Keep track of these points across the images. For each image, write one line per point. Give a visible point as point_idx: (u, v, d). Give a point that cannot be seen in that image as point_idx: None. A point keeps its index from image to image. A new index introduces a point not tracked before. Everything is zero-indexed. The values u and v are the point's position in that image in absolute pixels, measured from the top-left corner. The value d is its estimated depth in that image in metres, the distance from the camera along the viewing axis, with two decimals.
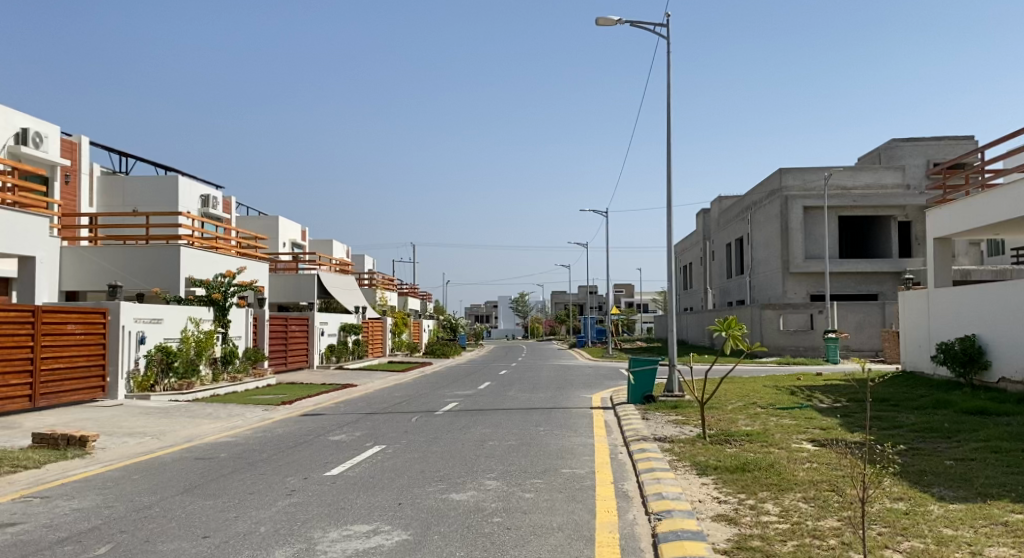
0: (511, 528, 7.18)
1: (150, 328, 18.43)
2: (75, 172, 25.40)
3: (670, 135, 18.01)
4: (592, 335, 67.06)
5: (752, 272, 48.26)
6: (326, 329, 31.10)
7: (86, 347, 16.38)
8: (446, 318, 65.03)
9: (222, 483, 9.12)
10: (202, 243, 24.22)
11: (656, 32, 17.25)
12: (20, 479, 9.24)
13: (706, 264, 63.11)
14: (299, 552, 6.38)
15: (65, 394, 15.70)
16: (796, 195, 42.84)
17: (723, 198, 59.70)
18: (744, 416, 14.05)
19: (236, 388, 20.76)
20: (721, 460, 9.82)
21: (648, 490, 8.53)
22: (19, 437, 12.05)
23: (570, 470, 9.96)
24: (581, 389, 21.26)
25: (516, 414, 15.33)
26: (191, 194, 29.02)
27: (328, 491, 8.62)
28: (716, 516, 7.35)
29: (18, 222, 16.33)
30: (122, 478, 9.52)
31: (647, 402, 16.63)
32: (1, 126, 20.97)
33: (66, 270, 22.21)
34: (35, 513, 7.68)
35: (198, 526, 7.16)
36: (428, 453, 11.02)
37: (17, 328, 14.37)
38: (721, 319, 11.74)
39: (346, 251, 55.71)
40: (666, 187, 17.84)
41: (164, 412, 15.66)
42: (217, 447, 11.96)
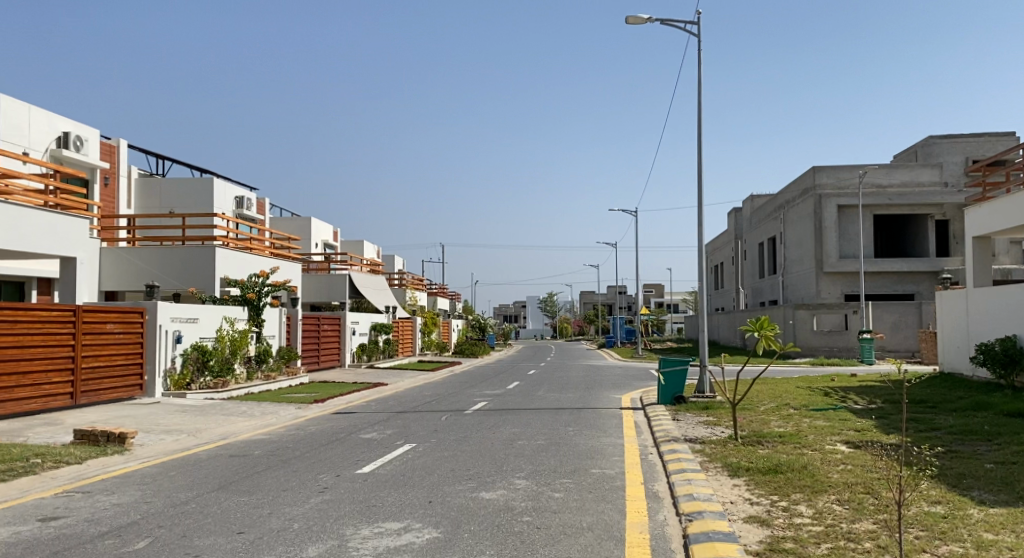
0: (541, 527, 7.24)
1: (186, 328, 18.78)
2: (113, 174, 25.95)
3: (701, 134, 17.96)
4: (622, 335, 66.81)
5: (785, 272, 47.75)
6: (358, 329, 31.39)
7: (125, 346, 16.75)
8: (475, 319, 65.26)
9: (257, 479, 9.31)
10: (237, 244, 24.61)
11: (687, 30, 17.27)
12: (62, 474, 9.50)
13: (738, 264, 62.58)
14: (331, 549, 6.48)
15: (104, 392, 16.05)
16: (830, 193, 42.33)
17: (756, 197, 59.20)
18: (777, 418, 13.94)
19: (270, 386, 21.08)
20: (753, 462, 9.78)
21: (679, 491, 8.55)
22: (60, 434, 12.38)
23: (599, 470, 10.00)
24: (610, 390, 21.23)
25: (545, 414, 15.39)
26: (225, 195, 29.48)
27: (360, 488, 8.75)
28: (749, 518, 7.34)
29: (59, 224, 16.72)
30: (160, 474, 9.75)
31: (677, 402, 16.59)
32: (44, 130, 21.50)
33: (105, 271, 22.73)
34: (77, 508, 7.90)
35: (233, 522, 7.32)
36: (458, 451, 11.12)
37: (59, 326, 14.75)
38: (753, 319, 11.64)
39: (376, 251, 56.18)
40: (696, 185, 17.80)
41: (199, 410, 15.94)
42: (251, 445, 12.18)
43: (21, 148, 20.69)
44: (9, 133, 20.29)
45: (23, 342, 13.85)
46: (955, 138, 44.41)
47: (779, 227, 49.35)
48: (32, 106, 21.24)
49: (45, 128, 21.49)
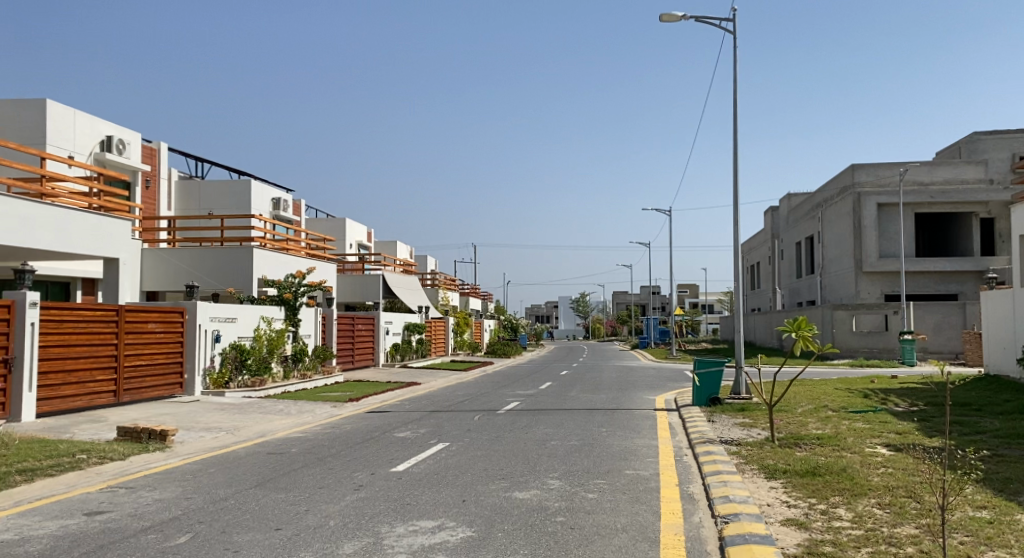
0: (575, 528, 7.25)
1: (225, 327, 19.12)
2: (154, 177, 26.51)
3: (736, 133, 17.85)
4: (655, 335, 66.47)
5: (823, 272, 47.09)
6: (392, 329, 31.60)
7: (165, 345, 17.09)
8: (507, 319, 65.39)
9: (293, 477, 9.45)
10: (274, 245, 24.98)
11: (723, 27, 17.43)
12: (107, 471, 9.73)
13: (774, 263, 61.81)
14: (367, 546, 6.57)
15: (145, 390, 16.39)
16: (869, 191, 41.65)
17: (793, 196, 58.48)
18: (815, 419, 13.75)
19: (306, 385, 21.37)
20: (790, 464, 9.66)
21: (714, 493, 8.50)
22: (104, 430, 12.69)
23: (634, 471, 9.97)
24: (644, 391, 21.09)
25: (578, 415, 15.36)
26: (263, 197, 29.93)
27: (393, 486, 8.85)
28: (786, 521, 7.27)
29: (104, 226, 17.15)
30: (200, 471, 9.95)
31: (713, 404, 16.45)
32: (88, 135, 21.99)
33: (146, 271, 23.21)
34: (121, 503, 8.11)
35: (271, 518, 7.44)
36: (491, 451, 11.15)
37: (102, 326, 15.10)
38: (791, 319, 11.51)
39: (409, 252, 56.51)
40: (732, 183, 17.67)
41: (238, 408, 16.20)
42: (288, 443, 12.37)
43: (67, 151, 21.22)
44: (54, 138, 20.82)
45: (69, 340, 14.19)
46: (1001, 136, 43.85)
47: (816, 226, 48.64)
48: (77, 111, 21.76)
49: (89, 132, 21.98)
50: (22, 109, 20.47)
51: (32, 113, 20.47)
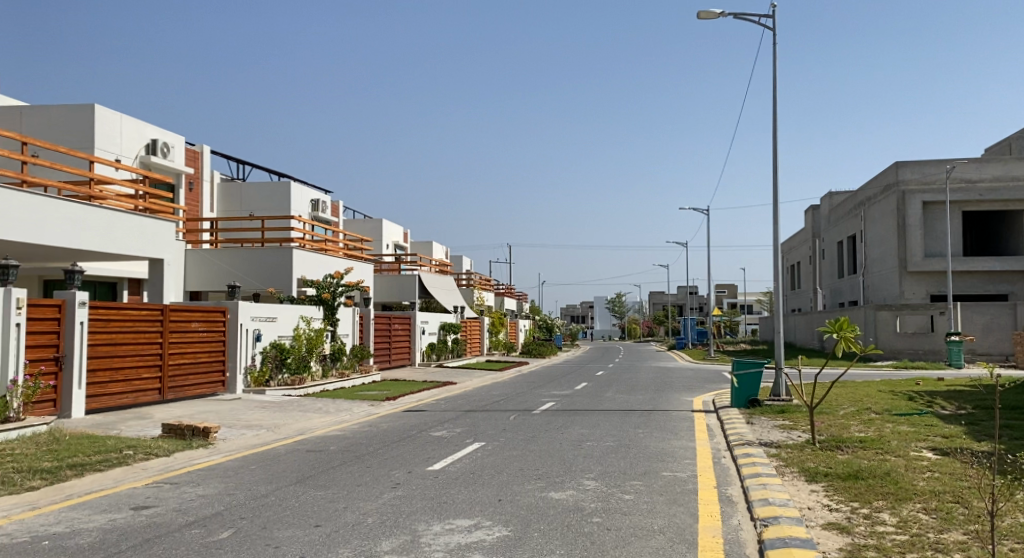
0: (612, 529, 7.26)
1: (266, 326, 19.45)
2: (197, 179, 27.09)
3: (776, 131, 17.65)
4: (693, 336, 65.93)
5: (866, 272, 46.25)
6: (427, 329, 31.83)
7: (208, 344, 17.45)
8: (542, 319, 65.51)
9: (332, 474, 9.60)
10: (312, 245, 25.32)
11: (762, 24, 17.43)
12: (153, 466, 9.98)
13: (815, 263, 60.86)
14: (406, 544, 6.66)
15: (188, 388, 16.75)
16: (914, 189, 40.85)
17: (835, 194, 57.60)
18: (857, 422, 13.56)
19: (344, 383, 21.64)
20: (832, 467, 9.55)
21: (753, 495, 8.44)
22: (149, 427, 13.01)
23: (672, 473, 9.93)
24: (681, 392, 20.94)
25: (613, 416, 15.33)
26: (303, 198, 30.40)
27: (430, 485, 8.95)
28: (828, 525, 7.21)
29: (148, 228, 17.54)
30: (241, 468, 10.16)
31: (752, 406, 16.29)
32: (134, 138, 22.51)
33: (189, 271, 23.70)
34: (166, 498, 8.33)
35: (311, 515, 7.57)
36: (527, 451, 11.20)
37: (148, 325, 15.47)
38: (832, 319, 11.35)
39: (444, 252, 56.83)
40: (772, 180, 17.52)
41: (279, 406, 16.49)
42: (327, 441, 12.54)
43: (114, 155, 21.75)
44: (101, 142, 21.34)
45: (116, 339, 14.57)
46: None
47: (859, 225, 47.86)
48: (124, 115, 22.29)
49: (136, 136, 22.50)
50: (71, 114, 21.03)
51: (81, 117, 21.01)
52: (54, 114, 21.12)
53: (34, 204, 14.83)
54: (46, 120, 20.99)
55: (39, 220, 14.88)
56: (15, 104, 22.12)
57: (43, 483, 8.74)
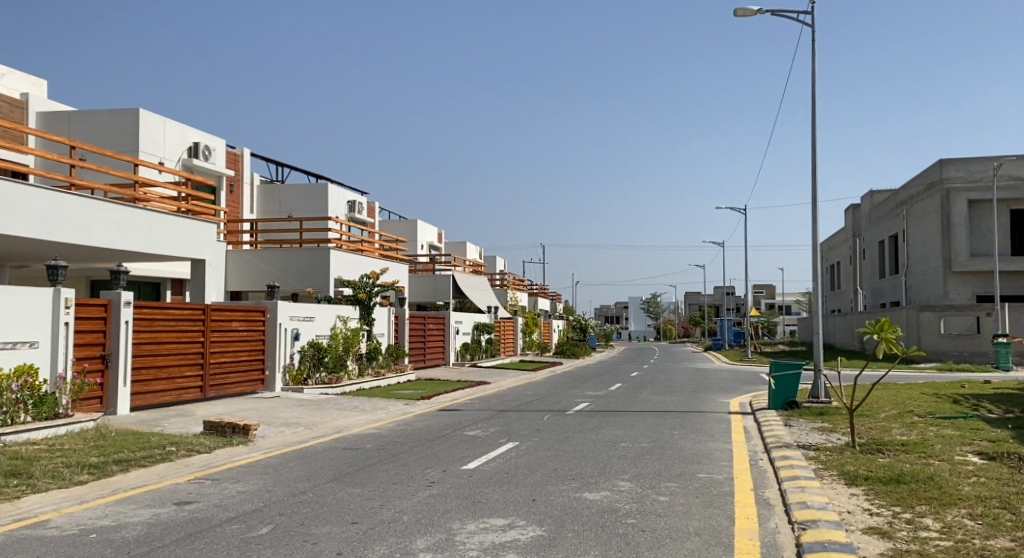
0: (646, 530, 7.27)
1: (304, 325, 19.76)
2: (238, 181, 27.61)
3: (815, 129, 17.46)
4: (730, 339, 65.28)
5: (908, 272, 45.44)
6: (461, 329, 32.00)
7: (248, 343, 17.77)
8: (575, 319, 65.42)
9: (368, 472, 9.75)
10: (349, 245, 25.65)
11: (799, 20, 16.95)
12: (195, 463, 10.23)
13: (855, 263, 59.95)
14: (440, 543, 6.73)
15: (230, 386, 17.12)
16: (960, 187, 40.06)
17: (876, 193, 56.67)
18: (899, 425, 13.38)
19: (381, 382, 21.87)
20: (873, 471, 9.43)
21: (791, 498, 8.38)
22: (191, 424, 13.31)
23: (707, 475, 9.90)
24: (717, 394, 20.80)
25: (647, 417, 15.27)
26: (340, 200, 30.80)
27: (465, 484, 9.04)
28: (868, 529, 7.14)
29: (191, 228, 17.93)
30: (280, 465, 10.37)
31: (790, 408, 16.13)
32: (177, 142, 23.02)
33: (229, 271, 24.15)
34: (208, 494, 8.54)
35: (348, 513, 7.70)
36: (560, 451, 11.25)
37: (190, 324, 15.80)
38: (873, 320, 11.20)
39: (478, 252, 57.05)
40: (811, 179, 17.36)
41: (316, 405, 16.72)
42: (363, 439, 12.70)
43: (157, 158, 22.26)
44: (146, 145, 21.85)
45: (159, 338, 14.91)
46: None
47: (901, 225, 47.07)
48: (167, 119, 22.77)
49: (178, 139, 23.00)
50: (117, 118, 21.57)
51: (126, 121, 21.53)
52: (101, 118, 21.68)
53: (82, 207, 15.25)
54: (94, 124, 21.57)
55: (87, 222, 15.30)
56: (63, 108, 22.75)
57: (90, 477, 9.02)
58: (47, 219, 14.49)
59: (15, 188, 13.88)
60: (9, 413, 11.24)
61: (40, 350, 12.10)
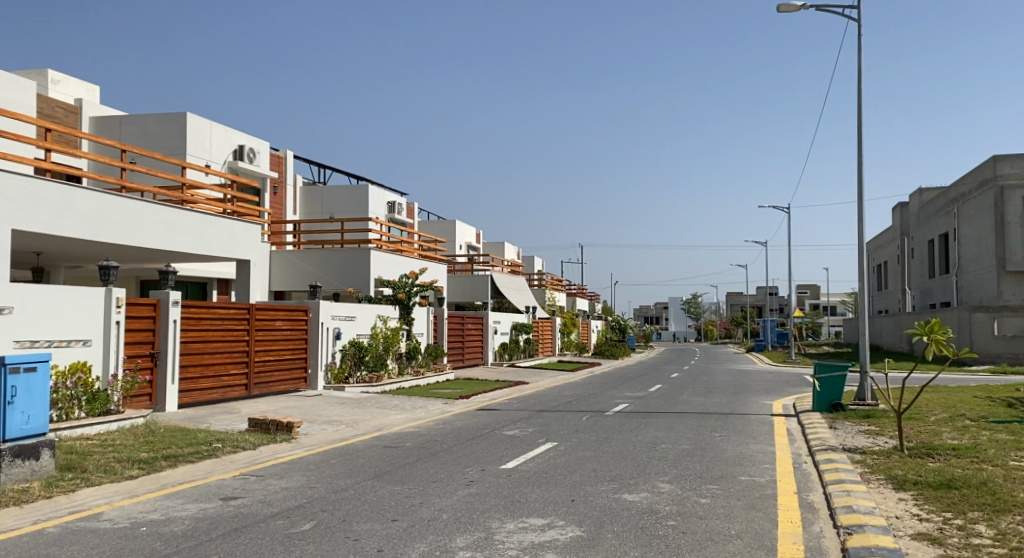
0: (687, 533, 7.25)
1: (346, 325, 20.02)
2: (282, 183, 28.12)
3: (862, 125, 17.14)
4: (773, 339, 64.28)
5: (960, 271, 44.31)
6: (500, 328, 32.12)
7: (292, 342, 18.08)
8: (614, 319, 65.09)
9: (409, 470, 9.88)
10: (389, 245, 25.89)
11: (846, 15, 16.83)
12: (240, 459, 10.46)
13: (903, 263, 58.69)
14: (480, 541, 6.79)
15: (274, 384, 17.43)
16: (1015, 185, 38.84)
17: (925, 191, 55.38)
18: (949, 429, 13.08)
19: (420, 380, 22.05)
20: (923, 476, 9.25)
21: (836, 502, 8.27)
22: (236, 421, 13.61)
23: (749, 477, 9.80)
24: (759, 395, 20.56)
25: (687, 419, 15.15)
26: (380, 201, 31.13)
27: (503, 483, 9.09)
28: (917, 535, 7.02)
29: (237, 230, 18.29)
30: (323, 462, 10.54)
31: (835, 410, 15.88)
32: (223, 145, 23.52)
33: (272, 272, 24.58)
34: (253, 490, 8.73)
35: (389, 510, 7.81)
36: (599, 452, 11.24)
37: (236, 323, 16.13)
38: (922, 322, 10.98)
39: (516, 253, 57.11)
40: (857, 177, 17.09)
41: (357, 403, 16.94)
42: (402, 438, 12.85)
43: (204, 160, 22.75)
44: (192, 148, 22.33)
45: (206, 337, 15.24)
46: None
47: (951, 223, 45.92)
48: (214, 122, 23.26)
49: (224, 142, 23.49)
50: (166, 122, 22.10)
51: (174, 125, 22.03)
52: (150, 122, 22.22)
53: (132, 209, 15.64)
54: (143, 128, 22.12)
55: (137, 224, 15.70)
56: (115, 113, 23.39)
57: (141, 472, 9.27)
58: (98, 221, 14.90)
59: (69, 189, 14.28)
60: (64, 409, 11.62)
61: (92, 348, 12.49)
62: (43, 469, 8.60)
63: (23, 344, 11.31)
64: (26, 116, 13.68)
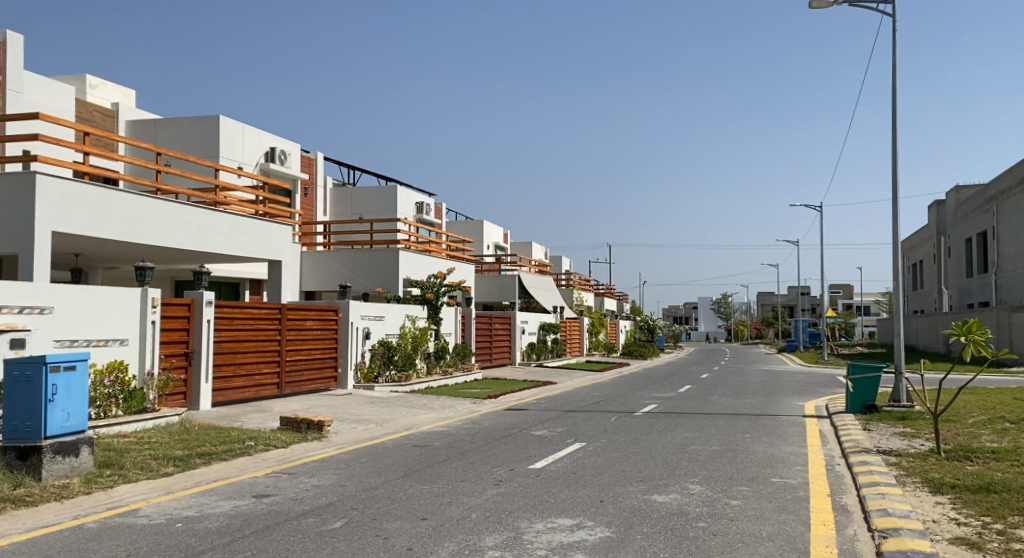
0: (718, 534, 7.23)
1: (375, 325, 20.18)
2: (312, 185, 28.43)
3: (896, 121, 16.92)
4: (805, 339, 63.44)
5: (999, 271, 43.40)
6: (528, 328, 32.16)
7: (322, 341, 18.27)
8: (643, 319, 64.74)
9: (438, 469, 9.94)
10: (417, 245, 26.05)
11: (880, 10, 16.61)
12: (272, 457, 10.61)
13: (939, 262, 57.68)
14: (509, 541, 6.82)
15: (305, 382, 17.63)
16: None
17: (962, 188, 54.35)
18: (987, 431, 12.85)
19: (449, 380, 22.14)
20: (960, 479, 9.11)
21: (871, 505, 8.18)
22: (268, 419, 13.80)
23: (780, 479, 9.74)
24: (790, 396, 20.36)
25: (717, 420, 15.07)
26: (409, 202, 31.33)
27: (532, 483, 9.11)
28: (955, 539, 6.92)
29: (269, 231, 18.52)
30: (353, 461, 10.65)
31: (869, 411, 15.70)
32: (255, 147, 23.84)
33: (303, 272, 24.86)
34: (285, 487, 8.85)
35: (418, 509, 7.87)
36: (628, 453, 11.23)
37: (268, 323, 16.34)
38: (960, 322, 10.80)
39: (543, 253, 57.07)
40: (891, 174, 16.86)
41: (386, 402, 17.09)
42: (431, 437, 12.94)
43: (237, 162, 23.07)
44: (225, 150, 22.67)
45: (239, 336, 15.46)
46: None
47: (990, 221, 45.03)
48: (246, 125, 23.59)
49: (256, 144, 23.81)
50: (199, 125, 22.44)
51: (207, 128, 22.37)
52: (184, 125, 22.57)
53: (167, 211, 15.92)
54: (178, 131, 22.47)
55: (171, 226, 15.97)
56: (151, 116, 23.81)
57: (176, 470, 9.45)
58: (134, 223, 15.19)
59: (105, 192, 14.55)
60: (102, 407, 11.86)
61: (129, 347, 12.75)
62: (82, 466, 8.80)
63: (63, 343, 11.57)
64: (65, 120, 13.88)
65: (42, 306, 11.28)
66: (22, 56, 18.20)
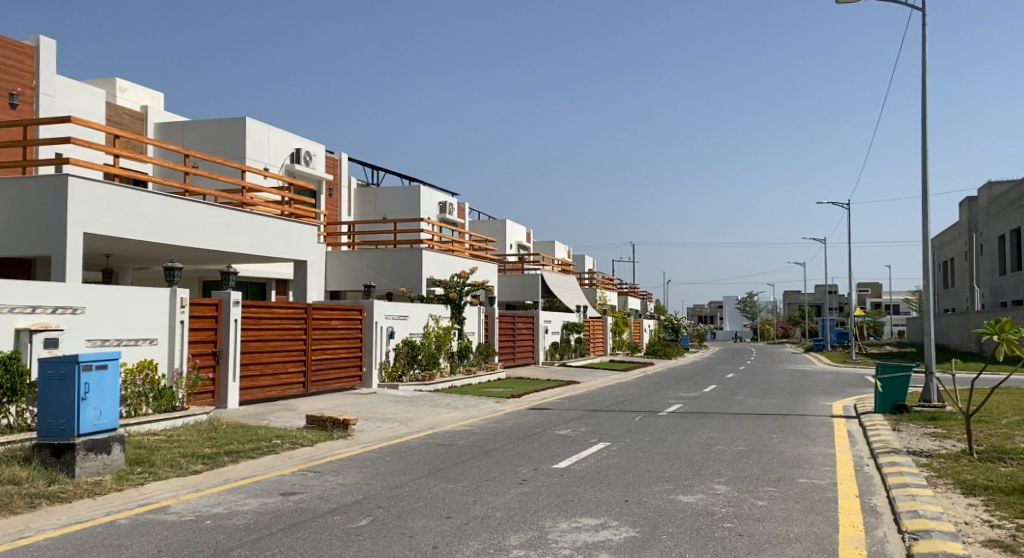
0: (745, 535, 7.18)
1: (399, 324, 20.27)
2: (337, 185, 28.64)
3: (926, 117, 16.69)
4: (833, 339, 62.71)
5: None
6: (551, 328, 32.14)
7: (347, 340, 18.41)
8: (667, 319, 64.44)
9: (462, 468, 9.97)
10: (441, 245, 26.14)
11: (909, 5, 16.37)
12: (299, 455, 10.71)
13: (971, 260, 56.78)
14: (533, 540, 6.83)
15: (330, 381, 17.78)
16: None
17: (995, 185, 53.49)
18: (1020, 432, 12.66)
19: (472, 379, 22.18)
20: (992, 480, 8.98)
21: (901, 506, 8.08)
22: (294, 418, 13.93)
23: (807, 479, 9.65)
24: (817, 396, 20.16)
25: (743, 420, 14.97)
26: (432, 202, 31.44)
27: (556, 482, 9.11)
28: (988, 542, 6.82)
29: (294, 231, 18.68)
30: (378, 459, 10.72)
31: (898, 412, 15.50)
32: (280, 148, 24.06)
33: (328, 271, 25.04)
34: (311, 485, 8.94)
35: (443, 508, 7.90)
36: (653, 453, 11.19)
37: (293, 322, 16.49)
38: (991, 322, 10.62)
39: (567, 252, 56.98)
40: (920, 171, 16.65)
41: (411, 401, 17.17)
42: (455, 436, 12.98)
43: (263, 163, 23.30)
44: (251, 152, 22.92)
45: (265, 335, 15.63)
46: None
47: None
48: (272, 127, 23.83)
49: (282, 146, 24.04)
50: (226, 127, 22.69)
51: (234, 129, 22.62)
52: (211, 127, 22.84)
53: (195, 211, 16.10)
54: (205, 132, 22.74)
55: (199, 226, 16.16)
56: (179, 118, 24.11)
57: (205, 468, 9.58)
58: (163, 224, 15.41)
59: (134, 193, 14.76)
60: (133, 405, 12.04)
61: (158, 346, 12.93)
62: (114, 463, 8.94)
63: (94, 342, 11.76)
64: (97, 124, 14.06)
65: (74, 306, 11.47)
66: (54, 59, 18.54)
